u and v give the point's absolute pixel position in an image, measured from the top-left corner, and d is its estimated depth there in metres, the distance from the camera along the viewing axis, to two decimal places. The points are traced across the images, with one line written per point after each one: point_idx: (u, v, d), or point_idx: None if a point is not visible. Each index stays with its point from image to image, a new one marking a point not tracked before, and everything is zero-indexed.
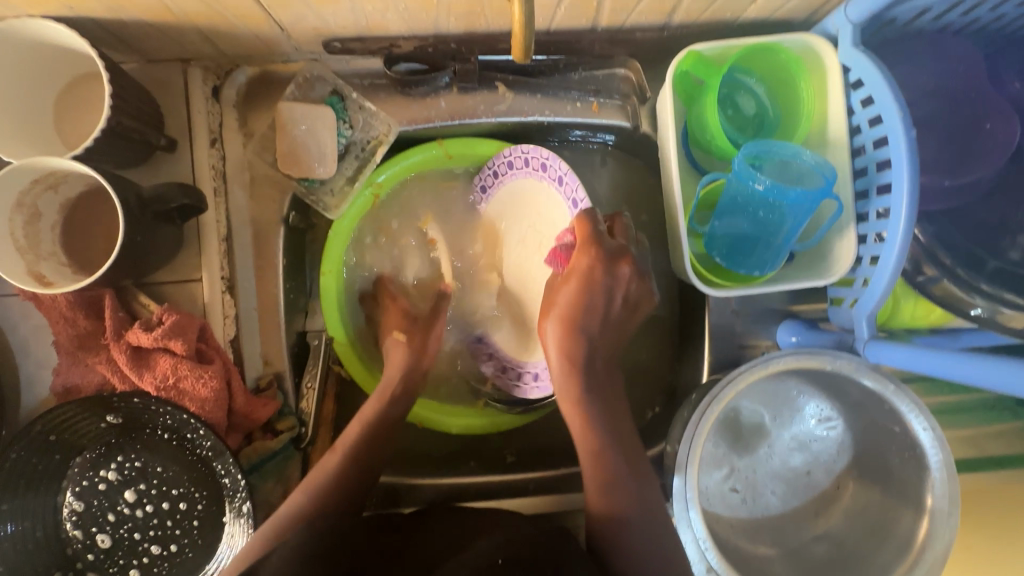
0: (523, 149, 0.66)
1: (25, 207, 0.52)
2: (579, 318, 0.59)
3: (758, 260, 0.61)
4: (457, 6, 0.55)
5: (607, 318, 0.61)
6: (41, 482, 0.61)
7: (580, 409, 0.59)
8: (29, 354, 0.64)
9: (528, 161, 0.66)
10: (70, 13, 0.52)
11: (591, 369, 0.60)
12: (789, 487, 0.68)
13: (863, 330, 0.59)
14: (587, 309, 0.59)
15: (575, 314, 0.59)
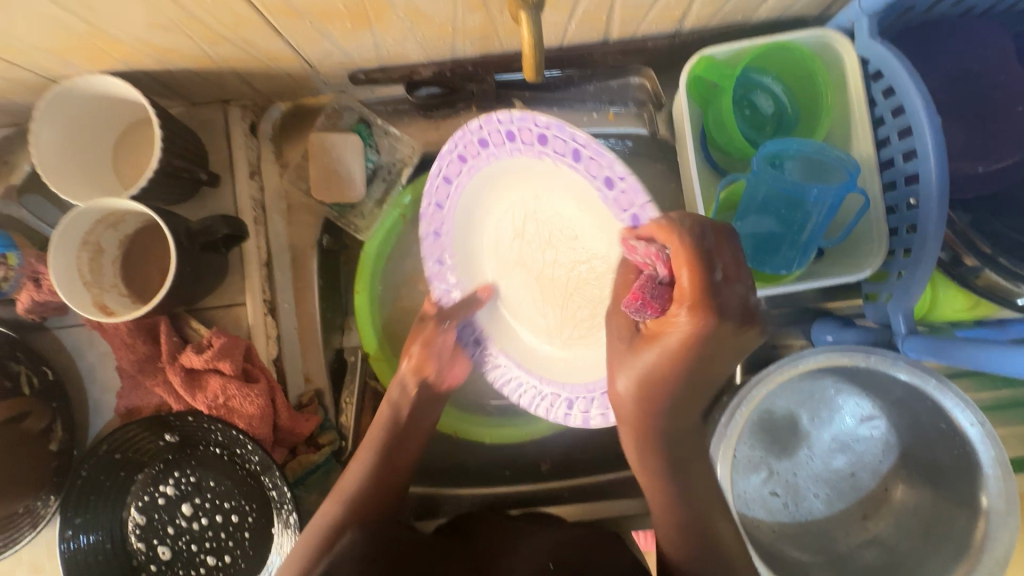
0: (502, 119, 0.56)
1: (90, 245, 0.57)
2: (664, 387, 0.46)
3: (785, 259, 0.60)
4: (472, 31, 0.58)
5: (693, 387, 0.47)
6: (109, 499, 0.66)
7: (651, 476, 0.52)
8: (95, 379, 0.69)
9: (513, 134, 0.56)
10: (124, 67, 0.57)
11: (665, 438, 0.50)
12: (833, 490, 0.66)
13: (899, 324, 0.57)
14: (677, 379, 0.46)
15: (661, 382, 0.46)
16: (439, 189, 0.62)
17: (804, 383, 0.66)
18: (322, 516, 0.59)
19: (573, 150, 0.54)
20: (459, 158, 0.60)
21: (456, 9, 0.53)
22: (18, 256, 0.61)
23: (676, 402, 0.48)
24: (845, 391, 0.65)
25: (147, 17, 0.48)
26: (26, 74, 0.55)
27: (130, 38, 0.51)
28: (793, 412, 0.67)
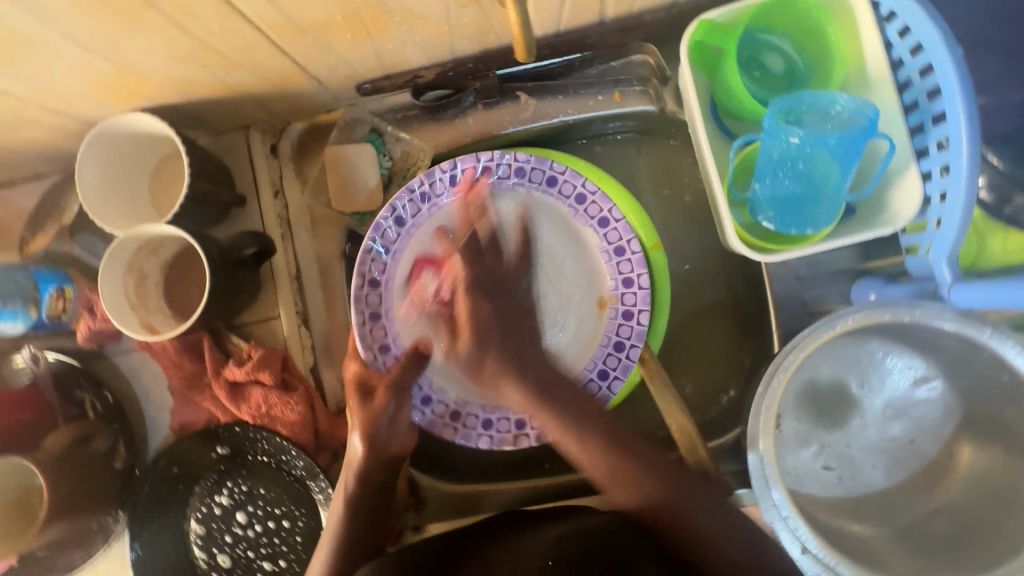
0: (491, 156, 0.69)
1: (134, 271, 0.62)
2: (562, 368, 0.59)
3: (810, 218, 0.57)
4: (467, 27, 0.59)
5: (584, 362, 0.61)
6: (171, 511, 0.70)
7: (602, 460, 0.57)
8: (150, 400, 0.74)
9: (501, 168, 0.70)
10: (151, 103, 0.62)
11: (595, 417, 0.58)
12: (891, 460, 0.63)
13: (945, 274, 0.53)
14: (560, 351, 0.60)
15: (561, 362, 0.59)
16: (390, 230, 0.68)
17: (846, 347, 0.63)
18: (334, 516, 0.61)
19: (551, 178, 0.71)
20: (396, 221, 0.68)
21: (446, 6, 0.54)
22: (74, 288, 0.66)
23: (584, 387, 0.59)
24: (893, 353, 0.62)
25: (164, 50, 0.51)
26: (68, 120, 0.61)
27: (152, 73, 0.55)
28: (837, 379, 0.64)
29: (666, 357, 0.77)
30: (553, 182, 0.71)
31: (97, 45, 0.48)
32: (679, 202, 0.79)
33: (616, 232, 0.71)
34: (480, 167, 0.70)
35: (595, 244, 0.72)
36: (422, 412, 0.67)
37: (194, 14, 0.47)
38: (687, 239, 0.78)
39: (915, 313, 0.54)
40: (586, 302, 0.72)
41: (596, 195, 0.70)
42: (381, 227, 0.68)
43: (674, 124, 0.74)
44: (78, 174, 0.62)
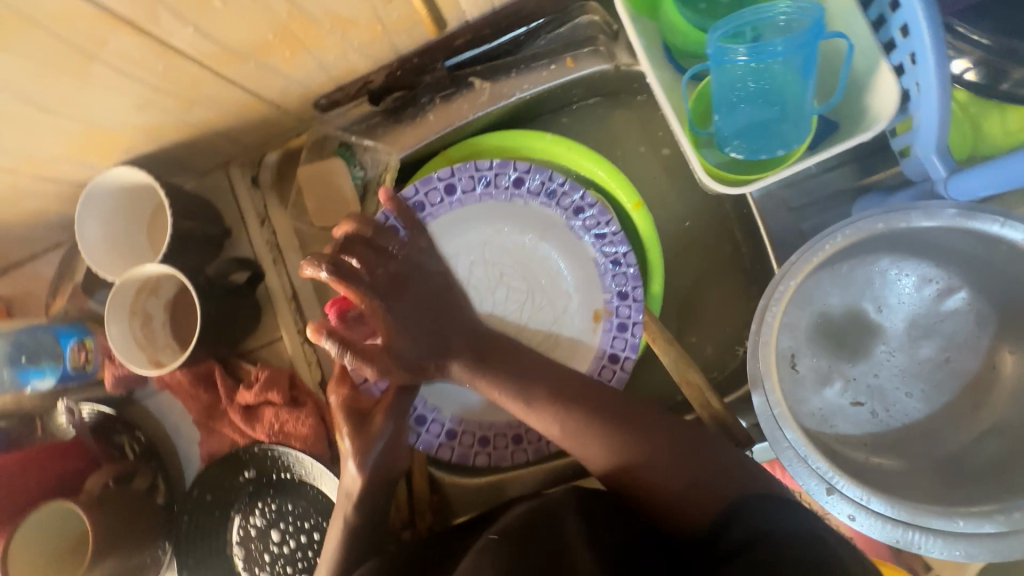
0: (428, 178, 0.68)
1: (138, 313, 0.66)
2: (588, 408, 0.57)
3: (778, 138, 0.55)
4: (399, 21, 0.60)
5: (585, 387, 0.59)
6: (211, 538, 0.73)
7: (585, 442, 0.56)
8: (181, 435, 0.78)
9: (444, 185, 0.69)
10: (130, 156, 0.66)
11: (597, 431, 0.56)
12: (928, 384, 0.57)
13: (937, 168, 0.50)
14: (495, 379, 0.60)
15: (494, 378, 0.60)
16: (387, 234, 0.63)
17: (854, 270, 0.58)
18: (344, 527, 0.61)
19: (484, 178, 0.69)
20: (388, 223, 0.65)
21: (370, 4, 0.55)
22: (93, 340, 0.71)
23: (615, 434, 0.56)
24: (908, 268, 0.57)
25: (122, 101, 0.55)
26: (62, 186, 0.66)
27: (119, 126, 0.59)
28: (852, 307, 0.58)
29: (673, 318, 0.74)
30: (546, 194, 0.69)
31: (58, 106, 0.52)
32: (658, 157, 0.76)
33: (591, 218, 0.69)
34: (443, 189, 0.69)
35: (567, 235, 0.70)
36: (421, 433, 0.70)
37: (135, 59, 0.50)
38: (672, 194, 0.75)
39: (912, 218, 0.51)
40: (581, 333, 0.70)
41: (594, 207, 0.68)
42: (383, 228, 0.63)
43: (634, 78, 0.72)
44: (79, 233, 0.68)
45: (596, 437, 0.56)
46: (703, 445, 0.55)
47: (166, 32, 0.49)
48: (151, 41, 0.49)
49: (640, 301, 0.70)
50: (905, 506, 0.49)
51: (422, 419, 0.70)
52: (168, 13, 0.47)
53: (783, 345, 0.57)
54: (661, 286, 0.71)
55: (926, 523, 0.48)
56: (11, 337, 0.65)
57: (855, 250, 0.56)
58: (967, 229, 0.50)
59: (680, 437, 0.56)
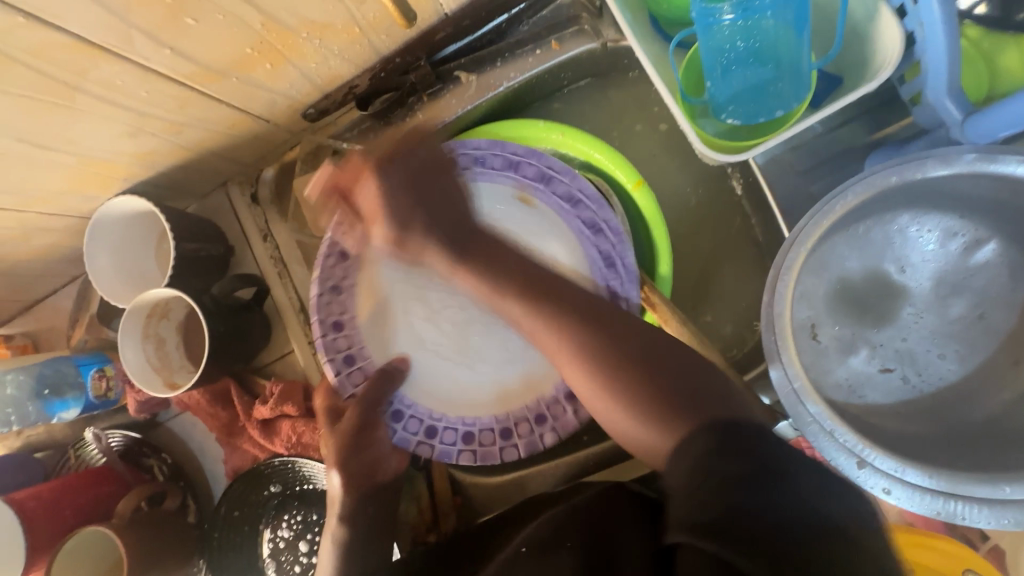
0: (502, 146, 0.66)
1: (151, 337, 0.67)
2: (566, 322, 0.48)
3: (776, 98, 0.52)
4: (376, 21, 0.60)
5: (565, 296, 0.50)
6: (243, 552, 0.74)
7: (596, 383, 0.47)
8: (207, 453, 0.80)
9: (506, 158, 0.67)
10: (130, 184, 0.67)
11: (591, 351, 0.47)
12: (960, 344, 0.54)
13: (952, 112, 0.47)
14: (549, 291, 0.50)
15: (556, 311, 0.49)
16: (334, 302, 0.64)
17: (870, 230, 0.55)
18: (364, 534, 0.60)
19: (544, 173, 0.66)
20: (338, 256, 0.64)
21: (343, 6, 0.55)
22: (112, 367, 0.73)
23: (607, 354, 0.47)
24: (930, 222, 0.53)
25: (112, 130, 0.56)
26: (69, 219, 0.68)
27: (114, 155, 0.60)
28: (871, 269, 0.55)
29: (685, 297, 0.72)
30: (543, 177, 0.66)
31: (52, 141, 0.53)
32: (656, 133, 0.73)
33: (589, 210, 0.65)
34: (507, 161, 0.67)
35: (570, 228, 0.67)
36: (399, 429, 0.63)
37: (117, 86, 0.51)
38: (674, 170, 0.73)
39: (929, 168, 0.47)
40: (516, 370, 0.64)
41: (589, 196, 0.65)
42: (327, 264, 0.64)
43: (624, 54, 0.70)
44: (88, 262, 0.69)
45: (613, 401, 0.46)
46: (688, 367, 0.46)
47: (142, 55, 0.49)
48: (129, 66, 0.49)
49: (650, 282, 0.67)
50: (945, 475, 0.46)
51: (422, 428, 0.63)
52: (142, 37, 0.47)
53: (800, 315, 0.54)
54: (669, 266, 0.69)
55: (969, 492, 0.45)
56: (32, 369, 0.66)
57: (870, 208, 0.53)
58: (989, 174, 0.46)
59: (650, 355, 0.46)
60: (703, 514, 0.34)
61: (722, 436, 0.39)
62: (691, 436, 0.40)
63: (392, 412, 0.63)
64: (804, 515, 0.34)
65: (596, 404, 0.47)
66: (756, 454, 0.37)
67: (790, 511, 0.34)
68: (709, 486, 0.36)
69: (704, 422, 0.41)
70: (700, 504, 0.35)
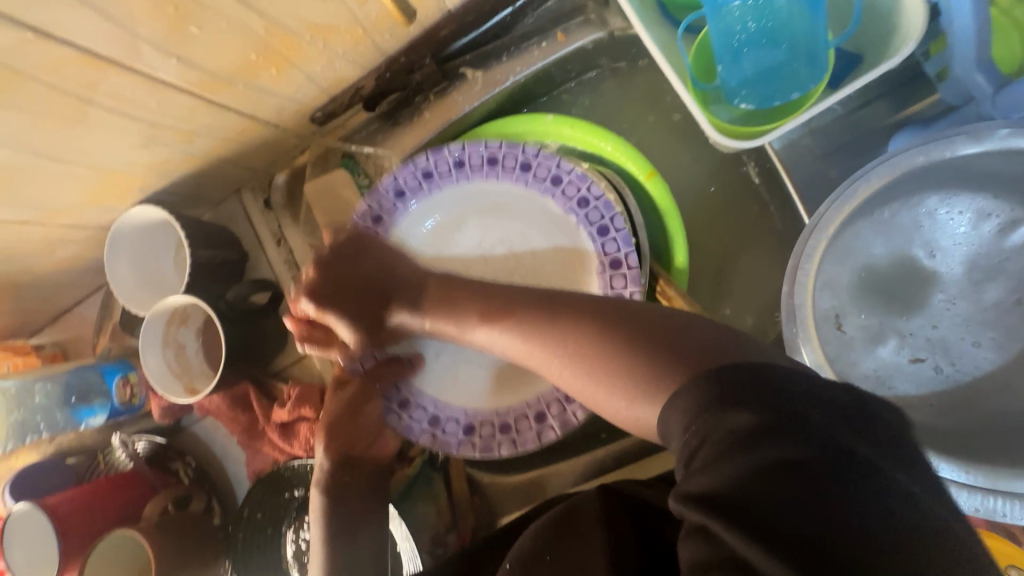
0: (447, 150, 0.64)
1: (171, 343, 0.68)
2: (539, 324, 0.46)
3: (793, 81, 0.50)
4: (380, 21, 0.59)
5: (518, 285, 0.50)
6: (266, 553, 0.75)
7: (557, 365, 0.45)
8: (230, 457, 0.81)
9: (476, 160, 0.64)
10: (146, 194, 0.68)
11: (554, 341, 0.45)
12: (998, 332, 0.51)
13: (982, 85, 0.45)
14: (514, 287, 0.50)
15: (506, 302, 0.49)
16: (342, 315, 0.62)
17: (897, 215, 0.52)
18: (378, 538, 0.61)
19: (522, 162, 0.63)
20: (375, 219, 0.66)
21: (345, 8, 0.55)
22: (137, 374, 0.74)
23: (579, 330, 0.44)
24: (960, 204, 0.51)
25: (126, 142, 0.57)
26: (90, 230, 0.70)
27: (130, 166, 0.61)
28: (898, 255, 0.53)
29: (704, 291, 0.70)
30: (462, 164, 0.65)
31: (68, 155, 0.54)
32: (667, 124, 0.71)
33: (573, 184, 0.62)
34: (420, 173, 0.65)
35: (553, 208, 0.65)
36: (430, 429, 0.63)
37: (128, 98, 0.51)
38: (687, 162, 0.71)
39: (956, 146, 0.45)
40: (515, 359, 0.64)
41: (573, 174, 0.62)
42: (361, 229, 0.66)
43: (632, 44, 0.68)
44: (110, 273, 0.70)
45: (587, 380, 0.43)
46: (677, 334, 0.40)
47: (150, 66, 0.49)
48: (139, 78, 0.50)
49: (665, 276, 0.66)
50: (981, 469, 0.44)
51: (425, 417, 0.63)
52: (150, 47, 0.47)
53: (823, 305, 0.52)
54: (685, 258, 0.67)
55: (1010, 487, 0.43)
56: (59, 379, 0.68)
57: (895, 191, 0.50)
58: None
59: (620, 318, 0.44)
60: (723, 475, 0.30)
61: (731, 381, 0.34)
62: (682, 391, 0.36)
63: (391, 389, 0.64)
64: (879, 521, 0.27)
65: (599, 391, 0.42)
66: (783, 403, 0.31)
67: (859, 519, 0.27)
68: (731, 447, 0.31)
69: (702, 371, 0.36)
70: (711, 466, 0.31)
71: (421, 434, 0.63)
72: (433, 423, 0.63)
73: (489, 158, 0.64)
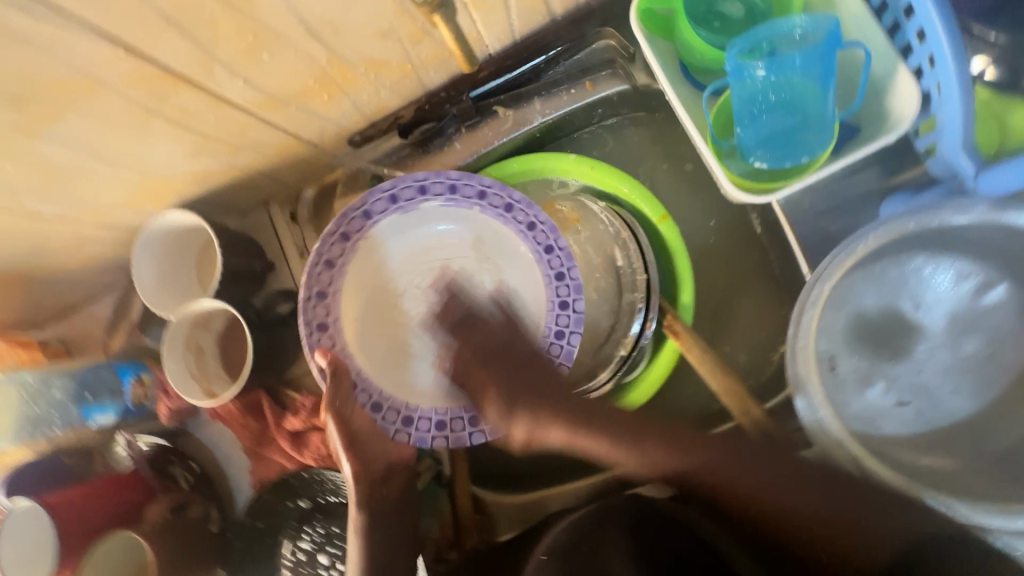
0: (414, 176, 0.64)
1: (192, 347, 0.70)
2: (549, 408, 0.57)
3: (802, 146, 0.56)
4: (428, 59, 0.64)
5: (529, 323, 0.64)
6: (263, 562, 0.75)
7: (658, 469, 0.53)
8: (232, 464, 0.81)
9: (450, 187, 0.65)
10: (181, 200, 0.70)
11: (636, 445, 0.55)
12: (972, 381, 0.57)
13: (965, 166, 0.51)
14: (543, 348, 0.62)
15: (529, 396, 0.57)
16: (319, 313, 0.62)
17: (887, 271, 0.58)
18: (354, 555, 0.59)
19: (479, 191, 0.65)
20: (342, 237, 0.64)
21: (401, 45, 0.59)
22: (150, 374, 0.75)
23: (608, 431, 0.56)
24: (942, 265, 0.57)
25: (176, 150, 0.59)
26: (120, 231, 0.71)
27: (173, 172, 0.64)
28: (887, 306, 0.59)
29: (708, 328, 0.75)
30: (397, 199, 0.65)
31: (120, 159, 0.57)
32: (681, 171, 0.77)
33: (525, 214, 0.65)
34: (416, 187, 0.64)
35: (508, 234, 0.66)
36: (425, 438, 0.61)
37: (190, 111, 0.54)
38: (696, 208, 0.76)
39: (942, 215, 0.51)
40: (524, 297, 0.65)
41: (521, 203, 0.64)
42: (328, 242, 0.63)
43: (654, 96, 0.74)
44: (136, 276, 0.72)
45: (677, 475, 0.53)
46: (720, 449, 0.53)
47: (218, 85, 0.53)
48: (205, 94, 0.53)
49: (673, 311, 0.71)
50: (961, 504, 0.48)
51: (400, 418, 0.62)
52: (222, 69, 0.51)
53: (822, 348, 0.57)
54: (691, 296, 0.72)
55: (985, 521, 0.48)
56: (75, 375, 0.69)
57: (887, 250, 0.56)
58: (1001, 223, 0.50)
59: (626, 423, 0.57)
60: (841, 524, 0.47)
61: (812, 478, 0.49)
62: (784, 483, 0.49)
63: (371, 404, 0.62)
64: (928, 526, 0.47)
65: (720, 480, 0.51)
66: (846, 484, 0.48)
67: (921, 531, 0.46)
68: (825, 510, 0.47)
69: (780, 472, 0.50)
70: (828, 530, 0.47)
71: (433, 442, 0.61)
72: (405, 424, 0.62)
73: (419, 187, 0.64)
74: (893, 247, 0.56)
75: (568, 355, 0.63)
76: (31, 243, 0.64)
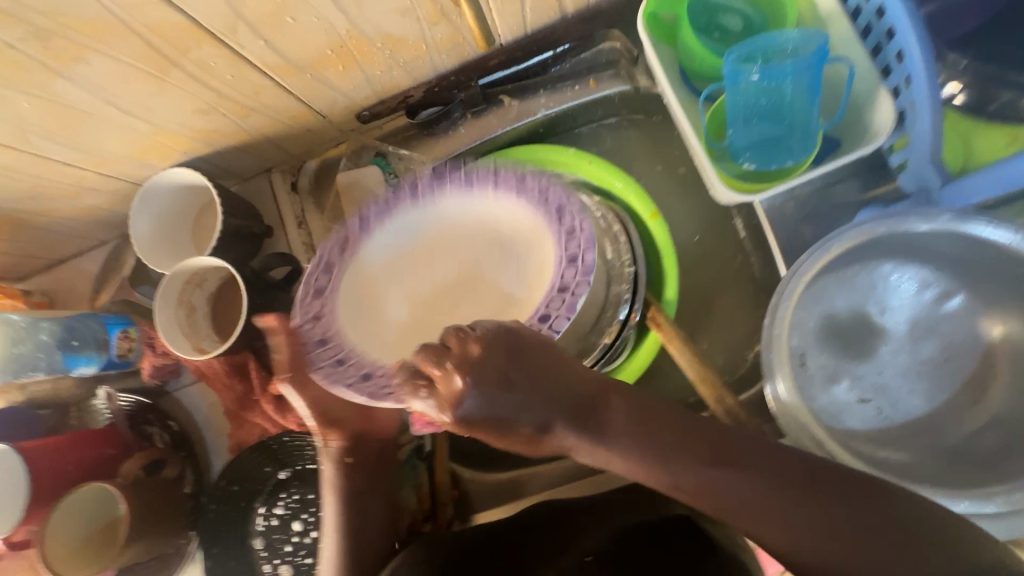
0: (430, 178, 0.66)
1: (184, 303, 0.70)
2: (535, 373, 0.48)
3: (787, 151, 0.60)
4: (442, 42, 0.67)
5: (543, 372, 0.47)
6: (233, 528, 0.75)
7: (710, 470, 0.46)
8: (211, 427, 0.81)
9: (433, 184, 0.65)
10: (186, 158, 0.71)
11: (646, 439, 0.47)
12: (930, 382, 0.61)
13: (933, 179, 0.56)
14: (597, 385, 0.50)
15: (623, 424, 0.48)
16: (322, 277, 0.62)
17: (859, 275, 0.62)
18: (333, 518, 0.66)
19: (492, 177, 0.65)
20: (326, 267, 0.63)
21: (419, 25, 0.62)
22: (137, 330, 0.75)
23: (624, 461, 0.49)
24: (908, 272, 0.61)
25: (189, 105, 0.61)
26: (121, 183, 0.72)
27: (182, 128, 0.65)
28: (857, 308, 0.63)
29: (688, 323, 0.78)
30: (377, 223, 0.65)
31: (134, 108, 0.58)
32: (673, 174, 0.81)
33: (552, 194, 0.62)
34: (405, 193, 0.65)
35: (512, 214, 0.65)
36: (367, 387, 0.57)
37: (209, 67, 0.56)
38: (686, 210, 0.80)
39: (910, 223, 0.55)
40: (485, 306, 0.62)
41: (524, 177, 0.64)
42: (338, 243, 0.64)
43: (651, 100, 0.78)
44: (133, 228, 0.72)
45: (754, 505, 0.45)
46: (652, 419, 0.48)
47: (239, 43, 0.54)
48: (226, 52, 0.55)
49: (657, 303, 0.74)
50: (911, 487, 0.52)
51: (359, 374, 0.58)
52: (247, 29, 0.53)
53: (794, 342, 0.61)
54: (675, 291, 0.76)
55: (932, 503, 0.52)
56: (62, 322, 0.68)
57: (859, 255, 0.60)
58: (963, 234, 0.54)
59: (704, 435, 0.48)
60: None
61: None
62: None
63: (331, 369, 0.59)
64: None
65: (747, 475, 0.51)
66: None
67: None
68: None
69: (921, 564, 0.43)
70: None
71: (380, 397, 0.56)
72: (364, 379, 0.58)
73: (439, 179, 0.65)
74: (869, 251, 0.60)
75: (542, 319, 0.57)
76: (31, 186, 0.64)
